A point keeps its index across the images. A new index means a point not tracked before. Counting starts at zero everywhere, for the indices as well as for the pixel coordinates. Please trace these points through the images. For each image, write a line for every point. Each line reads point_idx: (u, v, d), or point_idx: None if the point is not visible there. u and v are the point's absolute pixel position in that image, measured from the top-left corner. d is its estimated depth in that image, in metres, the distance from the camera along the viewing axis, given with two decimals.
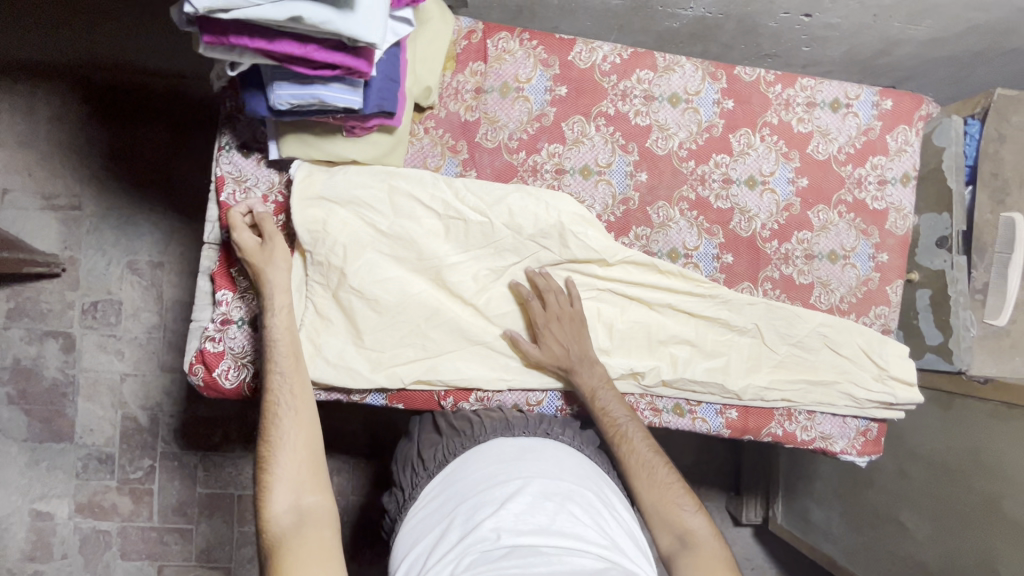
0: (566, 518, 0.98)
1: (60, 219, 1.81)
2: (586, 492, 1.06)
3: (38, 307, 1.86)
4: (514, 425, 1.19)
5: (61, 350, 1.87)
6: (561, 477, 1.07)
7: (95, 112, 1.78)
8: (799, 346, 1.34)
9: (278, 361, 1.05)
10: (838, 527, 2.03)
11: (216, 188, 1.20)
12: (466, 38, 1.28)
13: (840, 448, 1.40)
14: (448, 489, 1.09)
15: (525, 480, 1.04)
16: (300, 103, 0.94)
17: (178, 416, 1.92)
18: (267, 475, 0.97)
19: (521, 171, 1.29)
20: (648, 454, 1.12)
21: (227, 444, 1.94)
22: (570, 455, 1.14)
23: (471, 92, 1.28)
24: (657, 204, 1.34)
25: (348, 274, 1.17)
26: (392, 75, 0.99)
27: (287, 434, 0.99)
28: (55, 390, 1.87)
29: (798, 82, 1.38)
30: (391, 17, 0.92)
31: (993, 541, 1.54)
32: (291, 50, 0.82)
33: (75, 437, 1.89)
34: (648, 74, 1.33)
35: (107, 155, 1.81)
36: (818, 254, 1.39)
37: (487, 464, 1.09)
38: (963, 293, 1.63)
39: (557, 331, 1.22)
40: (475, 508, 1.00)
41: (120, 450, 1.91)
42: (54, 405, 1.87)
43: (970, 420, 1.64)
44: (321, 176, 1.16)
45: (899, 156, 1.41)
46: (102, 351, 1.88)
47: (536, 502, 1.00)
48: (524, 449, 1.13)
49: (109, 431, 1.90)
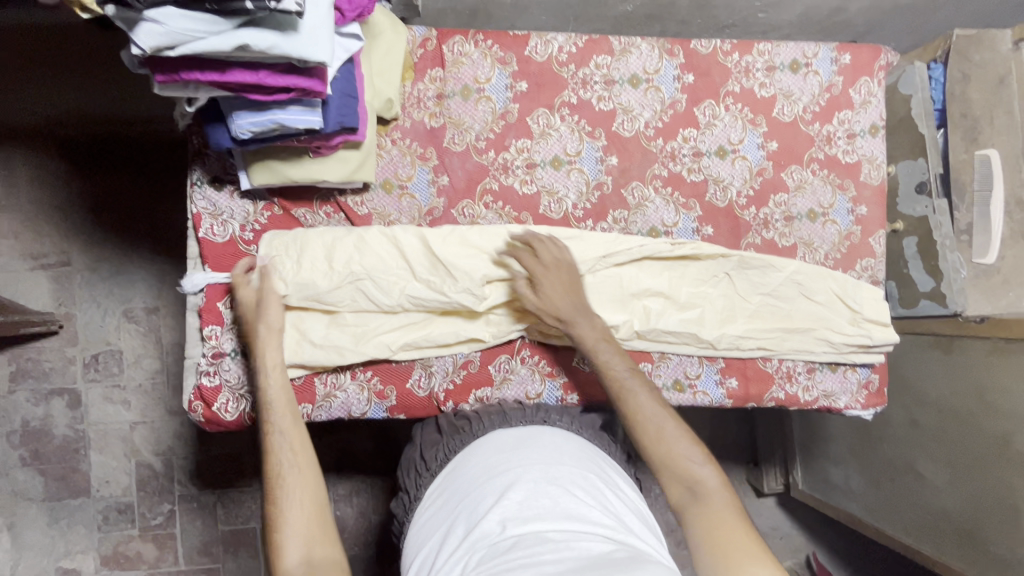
0: (569, 500, 0.97)
1: (52, 278, 1.83)
2: (589, 475, 1.06)
3: (40, 367, 1.86)
4: (512, 416, 1.20)
5: (68, 407, 1.88)
6: (562, 461, 1.07)
7: (78, 167, 1.79)
8: (773, 296, 1.35)
9: (276, 420, 1.05)
10: (858, 485, 2.03)
11: (194, 225, 1.22)
12: (421, 46, 1.29)
13: (844, 405, 1.40)
14: (450, 487, 1.08)
15: (524, 468, 1.03)
16: (262, 130, 0.96)
17: (191, 457, 1.93)
18: (276, 534, 0.93)
19: (492, 170, 1.30)
20: (656, 411, 1.10)
21: (243, 479, 1.96)
22: (571, 442, 1.14)
23: (433, 99, 1.29)
24: (631, 185, 1.34)
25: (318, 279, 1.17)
26: (349, 91, 1.01)
27: (292, 491, 0.97)
28: (67, 447, 1.88)
29: (755, 49, 1.38)
30: (339, 34, 0.92)
31: (1010, 477, 1.54)
32: (243, 79, 0.84)
33: (93, 491, 1.90)
34: (605, 58, 1.34)
35: (90, 208, 1.82)
36: (797, 215, 1.39)
37: (486, 456, 1.09)
38: (949, 236, 1.66)
39: (550, 284, 1.18)
40: (478, 500, 0.99)
41: (138, 498, 1.92)
42: (68, 462, 1.88)
43: (971, 361, 1.64)
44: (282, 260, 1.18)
45: (864, 108, 1.41)
46: (107, 402, 1.89)
47: (537, 488, 0.99)
48: (522, 438, 1.13)
49: (125, 480, 1.91)
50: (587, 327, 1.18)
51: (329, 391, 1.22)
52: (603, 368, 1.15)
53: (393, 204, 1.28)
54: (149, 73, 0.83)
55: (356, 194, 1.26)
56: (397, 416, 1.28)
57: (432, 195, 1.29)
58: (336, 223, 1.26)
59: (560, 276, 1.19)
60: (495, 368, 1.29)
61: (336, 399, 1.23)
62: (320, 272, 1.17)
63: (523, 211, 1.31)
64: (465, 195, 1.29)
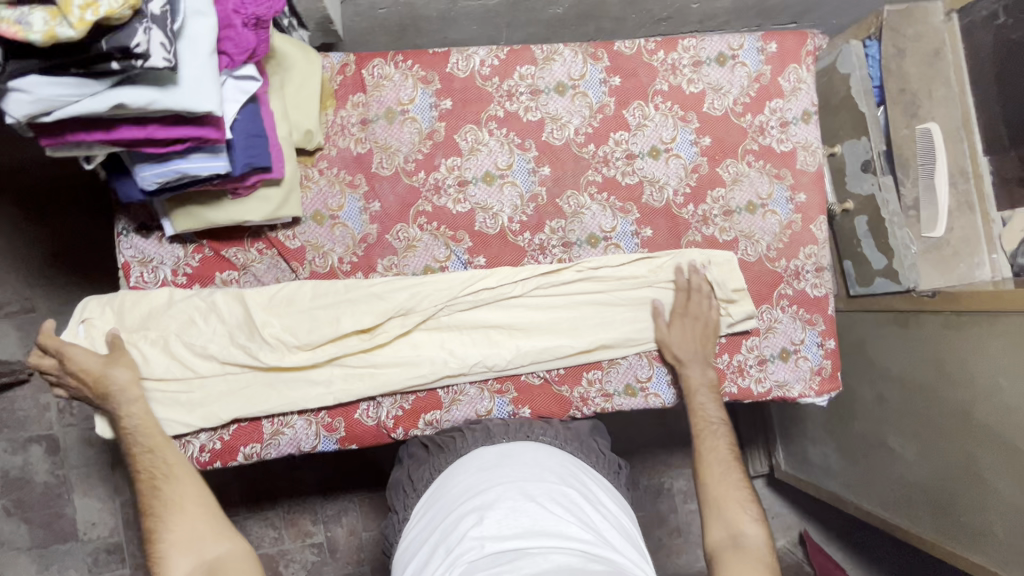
0: (547, 515, 0.97)
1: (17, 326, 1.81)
2: (567, 490, 1.06)
3: (15, 417, 1.85)
4: (496, 433, 1.20)
5: (47, 453, 1.86)
6: (542, 477, 1.07)
7: (27, 213, 1.75)
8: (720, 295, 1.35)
9: (141, 442, 1.08)
10: (836, 463, 2.03)
11: (124, 274, 1.21)
12: (340, 72, 1.28)
13: (798, 393, 1.40)
14: (434, 507, 1.08)
15: (503, 485, 1.03)
16: (168, 180, 0.95)
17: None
18: (158, 544, 0.99)
19: (424, 191, 1.29)
20: (727, 456, 1.19)
21: (230, 509, 1.96)
22: (550, 455, 1.15)
23: (357, 125, 1.28)
24: (566, 194, 1.33)
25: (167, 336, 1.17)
26: (254, 130, 1.00)
27: (170, 501, 1.03)
28: (50, 493, 1.87)
29: (680, 45, 1.37)
30: (233, 76, 0.92)
31: (974, 450, 1.53)
32: (132, 135, 0.83)
33: (80, 534, 1.89)
34: (528, 68, 1.33)
35: (49, 253, 1.77)
36: (735, 209, 1.39)
37: (467, 475, 1.09)
38: (897, 213, 1.63)
39: (686, 326, 1.31)
40: (458, 519, 1.00)
41: (127, 538, 1.92)
42: (53, 508, 1.87)
43: (927, 336, 1.64)
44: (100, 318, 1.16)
45: (795, 95, 1.40)
46: (87, 445, 1.88)
47: (517, 504, 0.99)
48: (503, 453, 1.13)
49: (112, 520, 1.91)
50: (700, 374, 1.29)
51: (277, 428, 1.22)
52: (699, 412, 1.25)
53: (325, 235, 1.26)
54: (36, 136, 0.82)
55: (286, 228, 1.24)
56: (349, 446, 1.27)
57: (365, 222, 1.27)
58: (269, 259, 1.25)
59: (689, 320, 1.31)
60: (444, 390, 1.28)
61: (284, 436, 1.22)
62: (154, 351, 1.17)
63: (458, 230, 1.30)
64: (398, 219, 1.28)
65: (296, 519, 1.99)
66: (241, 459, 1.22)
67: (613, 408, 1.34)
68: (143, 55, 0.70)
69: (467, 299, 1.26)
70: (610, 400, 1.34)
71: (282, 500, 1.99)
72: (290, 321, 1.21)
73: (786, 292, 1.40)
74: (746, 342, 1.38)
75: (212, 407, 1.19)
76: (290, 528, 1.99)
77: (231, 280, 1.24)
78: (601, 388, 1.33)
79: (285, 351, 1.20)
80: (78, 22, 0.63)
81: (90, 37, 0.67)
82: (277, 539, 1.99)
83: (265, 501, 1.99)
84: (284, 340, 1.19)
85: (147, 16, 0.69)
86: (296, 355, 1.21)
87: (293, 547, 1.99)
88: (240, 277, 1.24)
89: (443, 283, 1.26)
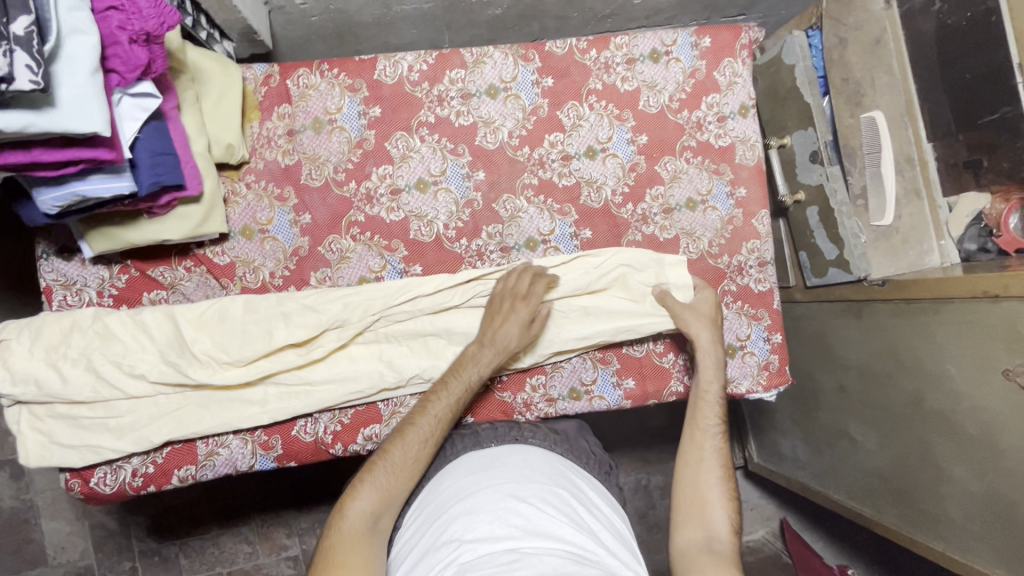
0: (540, 516, 0.94)
1: None
2: (558, 490, 1.03)
3: None
4: (483, 437, 1.18)
5: (10, 478, 1.82)
6: (533, 478, 1.03)
7: None
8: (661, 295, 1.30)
9: (456, 396, 1.13)
10: (803, 454, 1.96)
11: (47, 297, 1.19)
12: (264, 84, 1.26)
13: (745, 389, 1.40)
14: (425, 510, 1.05)
15: (493, 487, 1.00)
16: (69, 203, 0.93)
17: (143, 512, 1.91)
18: (370, 473, 1.00)
19: (355, 202, 1.27)
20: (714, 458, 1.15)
21: (200, 526, 1.93)
22: (539, 456, 1.11)
23: (284, 136, 1.26)
24: (502, 198, 1.32)
25: (91, 356, 1.12)
26: (159, 148, 0.97)
27: (412, 447, 1.05)
28: (14, 520, 1.83)
29: (612, 43, 1.36)
30: (129, 94, 0.89)
31: (931, 438, 1.46)
32: (17, 159, 0.80)
33: (47, 560, 1.86)
34: (458, 72, 1.31)
35: None
36: (675, 206, 1.38)
37: (457, 478, 1.06)
38: (845, 203, 1.55)
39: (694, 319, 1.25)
40: (448, 524, 0.96)
41: (96, 561, 1.89)
42: (18, 534, 1.83)
43: (880, 325, 1.58)
44: (16, 342, 1.12)
45: (731, 89, 1.39)
46: (48, 470, 1.84)
47: (510, 506, 0.96)
48: (491, 457, 1.10)
49: (80, 543, 1.87)
50: (712, 357, 1.24)
51: (212, 449, 1.20)
52: (699, 404, 1.22)
53: (255, 250, 1.24)
54: None
55: (214, 245, 1.22)
56: (289, 464, 1.26)
57: (296, 235, 1.25)
58: (198, 277, 1.23)
59: (708, 307, 1.27)
60: (384, 402, 1.26)
61: (219, 457, 1.20)
62: (79, 370, 1.12)
63: (392, 239, 1.28)
64: (330, 230, 1.26)
65: (269, 532, 1.95)
66: (177, 482, 1.20)
67: (557, 412, 1.34)
68: (6, 79, 0.68)
69: (400, 310, 1.23)
70: (554, 404, 1.34)
71: (253, 515, 1.95)
72: (220, 337, 1.17)
73: (730, 288, 1.40)
74: None
75: (144, 431, 1.16)
76: (263, 543, 1.95)
77: (159, 300, 1.22)
78: (545, 393, 1.33)
79: (217, 367, 1.16)
80: None
81: None
82: (251, 554, 1.95)
83: (235, 517, 1.96)
84: (216, 357, 1.16)
85: (6, 38, 0.67)
86: (229, 372, 1.17)
87: (267, 561, 1.95)
88: (168, 296, 1.22)
89: (378, 291, 1.22)
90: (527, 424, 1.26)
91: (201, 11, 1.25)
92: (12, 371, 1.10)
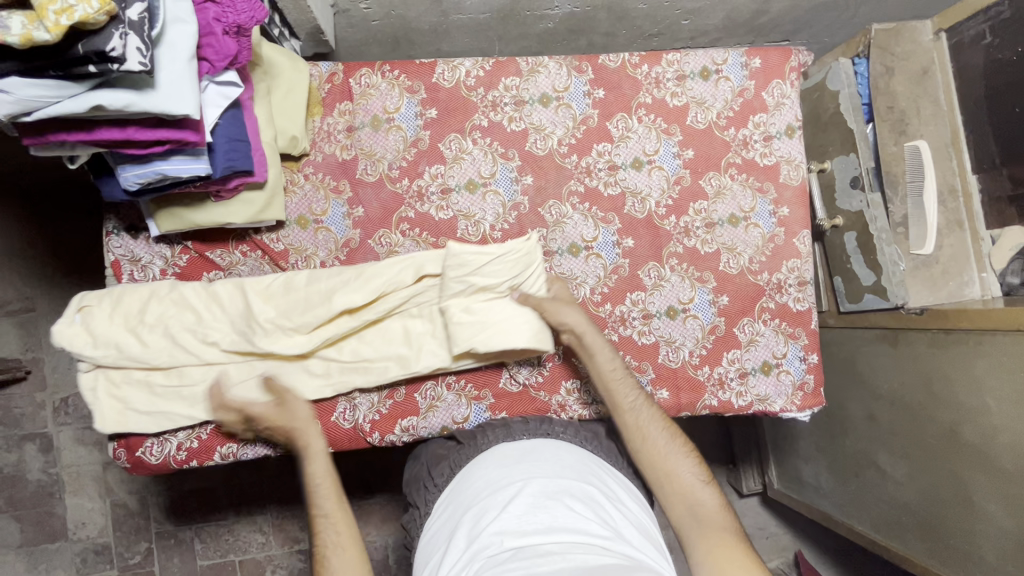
0: (568, 512, 0.96)
1: (18, 325, 1.83)
2: (586, 487, 1.03)
3: (11, 414, 1.86)
4: (514, 429, 1.19)
5: (41, 452, 1.87)
6: (561, 475, 1.04)
7: (38, 215, 1.80)
8: (694, 313, 1.38)
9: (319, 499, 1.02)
10: (827, 481, 1.88)
11: (114, 272, 1.25)
12: (328, 81, 1.31)
13: (779, 407, 1.39)
14: (453, 500, 1.07)
15: (524, 480, 1.02)
16: (149, 181, 0.98)
17: (166, 492, 1.94)
18: None
19: (407, 198, 1.31)
20: (653, 423, 1.15)
21: (220, 512, 1.96)
22: (570, 453, 1.12)
23: (344, 132, 1.31)
24: (548, 204, 1.35)
25: (165, 321, 1.17)
26: (236, 135, 1.03)
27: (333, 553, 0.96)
28: (42, 492, 1.87)
29: (664, 59, 1.39)
30: (215, 82, 0.95)
31: (963, 471, 1.43)
32: (112, 136, 0.85)
33: (69, 534, 1.89)
34: (513, 80, 1.35)
35: (55, 254, 1.82)
36: (717, 221, 1.39)
37: (487, 470, 1.07)
38: (885, 229, 1.52)
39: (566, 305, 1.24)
40: (477, 515, 0.98)
41: (115, 538, 1.92)
42: (43, 506, 1.88)
43: (915, 355, 1.54)
44: (98, 308, 1.17)
45: (778, 110, 1.41)
46: (80, 444, 1.89)
47: (537, 501, 0.97)
48: (523, 450, 1.12)
49: (101, 520, 1.91)
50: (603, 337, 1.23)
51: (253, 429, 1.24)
52: (611, 389, 1.19)
53: (309, 239, 1.29)
54: (19, 136, 0.85)
55: (271, 232, 1.27)
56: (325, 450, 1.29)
57: (348, 227, 1.30)
58: (254, 262, 1.28)
59: (565, 295, 1.28)
60: (421, 396, 1.29)
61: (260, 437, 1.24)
62: (156, 334, 1.17)
63: (440, 236, 1.32)
64: (381, 225, 1.30)
65: (285, 524, 1.97)
66: (218, 459, 1.24)
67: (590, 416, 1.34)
68: (119, 59, 0.72)
69: (456, 285, 1.22)
70: (587, 408, 1.34)
71: (272, 504, 1.97)
72: (286, 306, 1.19)
73: (768, 305, 1.40)
74: (727, 355, 1.38)
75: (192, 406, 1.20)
76: (278, 534, 1.97)
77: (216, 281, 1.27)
78: (578, 396, 1.34)
79: (281, 335, 1.19)
80: (54, 26, 0.65)
81: (68, 41, 0.70)
82: (265, 545, 1.96)
83: (254, 505, 1.98)
84: (281, 325, 1.18)
85: (124, 22, 0.72)
86: (292, 339, 1.20)
87: (281, 552, 1.97)
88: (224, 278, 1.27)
89: (433, 259, 1.24)
90: (559, 420, 1.25)
91: (276, 9, 1.33)
92: (97, 345, 1.15)
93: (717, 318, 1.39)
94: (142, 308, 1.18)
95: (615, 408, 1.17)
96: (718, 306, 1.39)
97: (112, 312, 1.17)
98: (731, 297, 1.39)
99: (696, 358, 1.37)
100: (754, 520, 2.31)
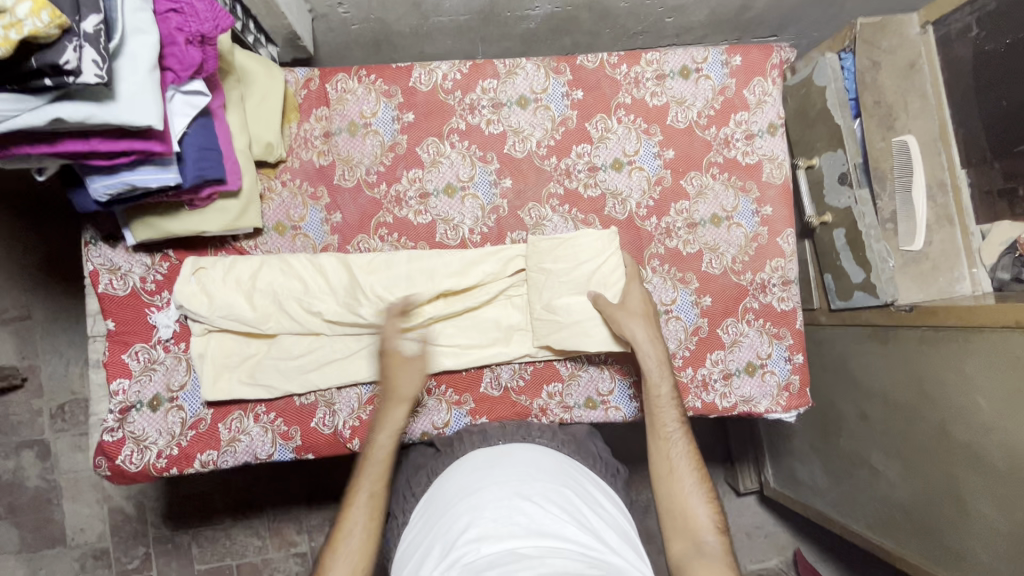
0: (544, 515, 0.95)
1: (12, 333, 1.84)
2: (564, 491, 1.02)
3: (8, 421, 1.87)
4: (492, 435, 1.19)
5: (38, 458, 1.88)
6: (537, 478, 1.04)
7: (28, 224, 1.81)
8: (676, 315, 1.37)
9: (366, 474, 1.06)
10: (821, 480, 1.86)
11: (92, 281, 1.23)
12: (304, 87, 1.31)
13: (764, 408, 1.38)
14: (429, 507, 1.06)
15: (499, 484, 1.01)
16: (119, 191, 0.98)
17: (162, 497, 1.95)
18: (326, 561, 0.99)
19: (385, 203, 1.31)
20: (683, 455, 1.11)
21: (215, 516, 1.97)
22: (547, 456, 1.12)
23: (321, 138, 1.31)
24: (527, 206, 1.34)
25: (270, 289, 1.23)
26: (205, 144, 1.03)
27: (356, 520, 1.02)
28: (40, 498, 1.89)
29: (643, 58, 1.38)
30: (181, 92, 0.95)
31: (954, 469, 1.41)
32: (76, 148, 0.86)
33: (67, 540, 1.90)
34: (491, 82, 1.34)
35: (47, 262, 1.83)
36: (700, 221, 1.38)
37: (463, 474, 1.07)
38: (874, 226, 1.50)
39: (632, 317, 1.20)
40: (453, 520, 0.97)
41: (113, 544, 1.93)
42: (41, 512, 1.89)
43: (905, 352, 1.52)
44: (208, 270, 1.23)
45: (760, 108, 1.40)
46: (76, 450, 1.90)
47: (513, 504, 0.96)
48: (498, 454, 1.11)
49: (99, 526, 1.92)
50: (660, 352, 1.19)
51: (233, 435, 1.25)
52: (655, 413, 1.14)
53: (287, 245, 1.29)
54: None
55: (249, 239, 1.28)
56: (306, 456, 1.29)
57: (327, 233, 1.30)
58: None
59: (637, 304, 1.22)
60: None
61: (240, 443, 1.25)
62: (261, 299, 1.23)
63: (419, 240, 1.32)
64: (359, 230, 1.30)
65: (281, 528, 1.98)
66: (198, 466, 1.24)
67: (572, 419, 1.34)
68: (74, 72, 0.72)
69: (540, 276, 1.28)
70: (570, 412, 1.34)
71: (266, 508, 1.98)
72: (388, 280, 1.24)
73: (752, 305, 1.39)
74: (710, 356, 1.37)
75: None
76: (274, 538, 1.98)
77: None
78: (560, 400, 1.34)
79: (384, 308, 1.24)
80: (4, 40, 0.65)
81: (22, 54, 0.70)
82: (261, 548, 1.97)
83: (248, 509, 1.98)
84: (383, 298, 1.23)
85: (79, 35, 0.71)
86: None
87: (276, 556, 1.98)
88: None
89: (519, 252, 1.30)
90: (539, 424, 1.25)
91: (250, 16, 1.32)
92: (203, 302, 1.21)
93: (700, 318, 1.37)
94: (245, 277, 1.23)
95: (654, 432, 1.13)
96: (701, 307, 1.38)
97: (220, 279, 1.23)
98: (715, 297, 1.38)
99: (678, 359, 1.36)
100: (751, 519, 2.29)
